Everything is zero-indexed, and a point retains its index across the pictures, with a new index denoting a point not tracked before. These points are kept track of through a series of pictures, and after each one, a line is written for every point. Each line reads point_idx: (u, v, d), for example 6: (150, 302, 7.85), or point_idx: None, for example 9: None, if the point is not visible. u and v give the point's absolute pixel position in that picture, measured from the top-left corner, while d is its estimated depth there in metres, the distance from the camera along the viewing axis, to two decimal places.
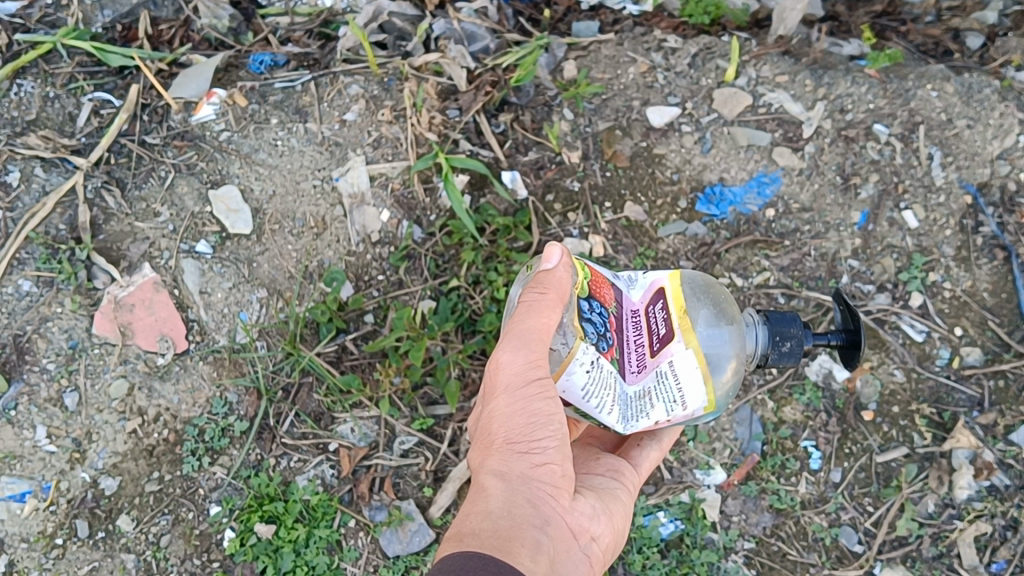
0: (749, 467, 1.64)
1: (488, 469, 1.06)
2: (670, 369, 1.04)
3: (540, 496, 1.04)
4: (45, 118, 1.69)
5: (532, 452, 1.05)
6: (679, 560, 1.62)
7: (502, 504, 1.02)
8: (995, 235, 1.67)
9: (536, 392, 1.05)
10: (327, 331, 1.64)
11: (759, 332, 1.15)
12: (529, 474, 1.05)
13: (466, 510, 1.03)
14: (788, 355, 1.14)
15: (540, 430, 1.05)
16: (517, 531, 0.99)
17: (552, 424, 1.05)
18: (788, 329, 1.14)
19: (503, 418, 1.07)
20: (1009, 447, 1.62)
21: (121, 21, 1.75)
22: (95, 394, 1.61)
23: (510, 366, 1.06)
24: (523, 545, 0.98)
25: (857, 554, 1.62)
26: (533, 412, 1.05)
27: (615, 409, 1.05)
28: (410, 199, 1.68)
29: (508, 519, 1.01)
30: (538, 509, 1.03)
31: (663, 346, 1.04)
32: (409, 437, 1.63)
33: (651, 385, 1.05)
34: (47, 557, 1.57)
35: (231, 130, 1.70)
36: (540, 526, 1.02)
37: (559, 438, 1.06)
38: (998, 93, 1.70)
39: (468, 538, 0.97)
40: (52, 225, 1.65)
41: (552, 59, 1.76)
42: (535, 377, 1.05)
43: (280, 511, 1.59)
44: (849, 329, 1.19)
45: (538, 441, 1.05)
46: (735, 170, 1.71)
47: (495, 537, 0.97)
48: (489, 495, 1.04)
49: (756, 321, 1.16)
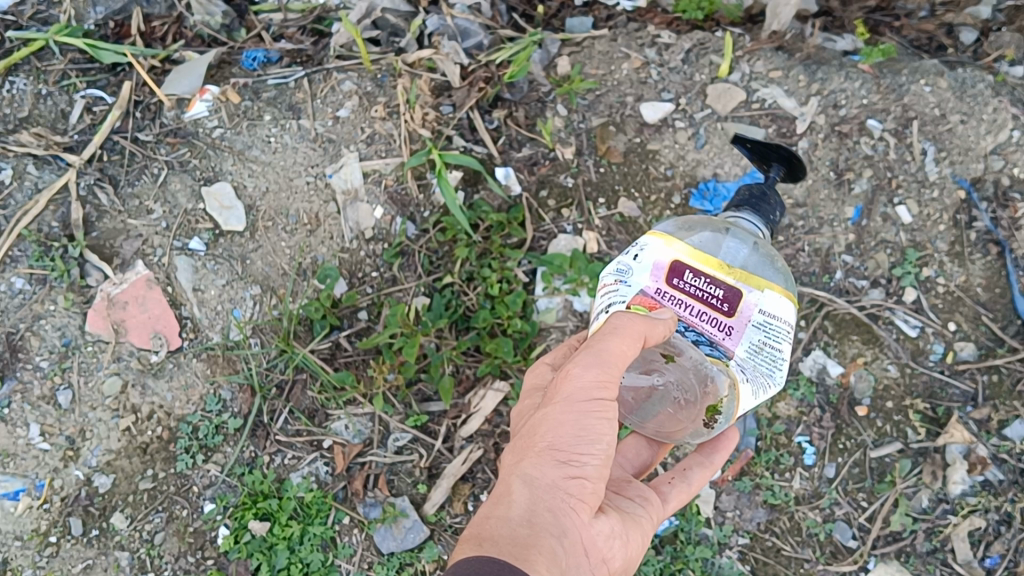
0: (743, 462, 1.64)
1: (520, 472, 1.06)
2: (765, 316, 1.11)
3: (565, 508, 1.04)
4: (38, 115, 1.69)
5: (570, 464, 1.05)
6: (674, 556, 1.62)
7: (524, 511, 1.04)
8: (988, 230, 1.67)
9: (593, 410, 1.05)
10: (321, 327, 1.63)
11: (750, 219, 1.19)
12: (559, 485, 1.04)
13: (488, 510, 1.06)
14: (776, 217, 1.22)
15: (586, 446, 1.05)
16: (533, 540, 1.01)
17: (601, 443, 1.05)
18: (768, 201, 1.21)
19: (550, 426, 1.06)
20: (1003, 441, 1.62)
21: (114, 17, 1.74)
22: (88, 392, 1.60)
23: (575, 381, 1.06)
24: (536, 557, 0.99)
25: (851, 550, 1.63)
26: (584, 428, 1.05)
27: (764, 375, 1.11)
28: (403, 195, 1.67)
29: (526, 527, 1.02)
30: (559, 521, 1.03)
31: (735, 303, 1.11)
32: (402, 434, 1.63)
33: (762, 338, 1.11)
34: (41, 555, 1.57)
35: (224, 127, 1.70)
36: (557, 536, 1.02)
37: (603, 458, 1.05)
38: (991, 88, 1.70)
39: (487, 542, 1.00)
40: (44, 222, 1.64)
41: (545, 55, 1.75)
42: (597, 395, 1.05)
43: (274, 508, 1.59)
44: (778, 158, 1.27)
45: (580, 454, 1.04)
46: (729, 166, 1.70)
47: (511, 544, 0.99)
48: (513, 499, 1.05)
49: (739, 214, 1.21)
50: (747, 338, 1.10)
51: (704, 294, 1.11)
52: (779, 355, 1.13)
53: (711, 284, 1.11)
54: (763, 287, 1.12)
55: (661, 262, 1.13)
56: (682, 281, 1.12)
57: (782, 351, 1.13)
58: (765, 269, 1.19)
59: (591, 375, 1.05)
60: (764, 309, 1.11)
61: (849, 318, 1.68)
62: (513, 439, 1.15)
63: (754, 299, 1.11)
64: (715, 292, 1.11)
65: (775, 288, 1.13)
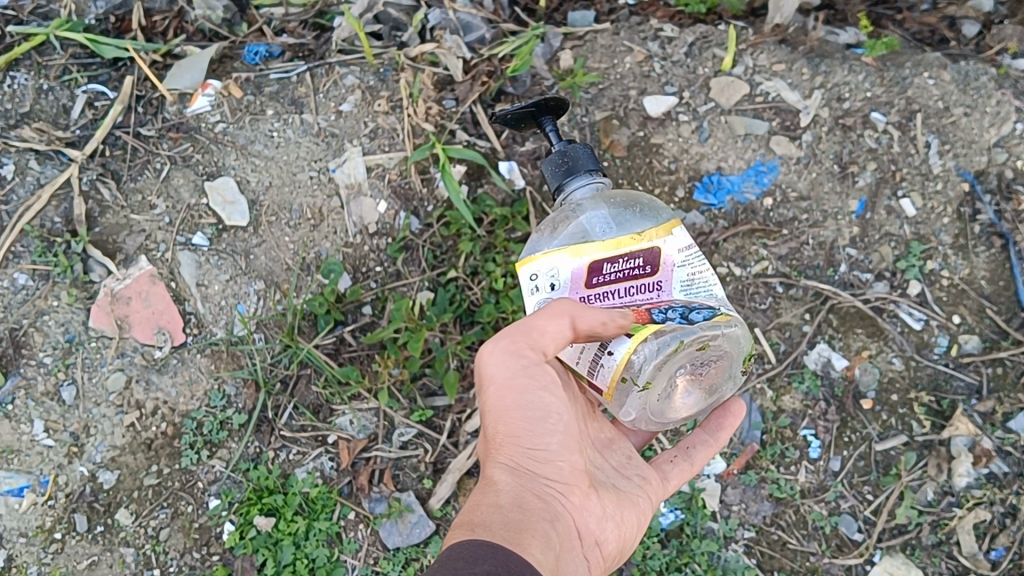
0: (748, 456, 1.64)
1: (495, 463, 1.13)
2: (682, 254, 1.16)
3: (549, 492, 1.12)
4: (39, 110, 1.68)
5: (536, 447, 1.13)
6: (679, 550, 1.61)
7: (512, 498, 1.10)
8: (992, 222, 1.67)
9: (528, 385, 1.12)
10: (325, 322, 1.63)
11: (580, 182, 1.21)
12: (534, 470, 1.12)
13: (478, 500, 1.10)
14: (591, 162, 1.22)
15: (542, 423, 1.13)
16: (526, 523, 1.06)
17: (552, 415, 1.13)
18: (577, 158, 1.21)
19: (500, 419, 1.13)
20: (1007, 434, 1.62)
21: (114, 12, 1.72)
22: (92, 388, 1.60)
23: (500, 363, 1.13)
24: (529, 538, 1.04)
25: (856, 543, 1.62)
26: (529, 406, 1.12)
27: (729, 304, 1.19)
28: (407, 189, 1.67)
29: (518, 512, 1.08)
30: (546, 504, 1.10)
31: (655, 260, 1.14)
32: (407, 429, 1.62)
33: (700, 270, 1.17)
34: (46, 551, 1.56)
35: (226, 122, 1.69)
36: (549, 520, 1.09)
37: (561, 431, 1.14)
38: (994, 81, 1.70)
39: (480, 527, 1.03)
40: (47, 218, 1.64)
41: (548, 49, 1.75)
42: (521, 370, 1.12)
43: (279, 503, 1.58)
44: (538, 115, 1.29)
45: (544, 439, 1.13)
46: (732, 159, 1.71)
47: (505, 528, 1.04)
48: (499, 489, 1.11)
49: (568, 187, 1.21)
50: (676, 281, 1.14)
51: (629, 275, 1.14)
52: (706, 281, 1.17)
53: (635, 257, 1.13)
54: (659, 229, 1.15)
55: (577, 272, 1.12)
56: (602, 278, 1.13)
57: (707, 276, 1.17)
58: (631, 217, 1.22)
59: (513, 355, 1.12)
60: (682, 249, 1.15)
61: (854, 311, 1.68)
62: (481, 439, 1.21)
63: (667, 246, 1.15)
64: (635, 263, 1.13)
65: (671, 223, 1.16)
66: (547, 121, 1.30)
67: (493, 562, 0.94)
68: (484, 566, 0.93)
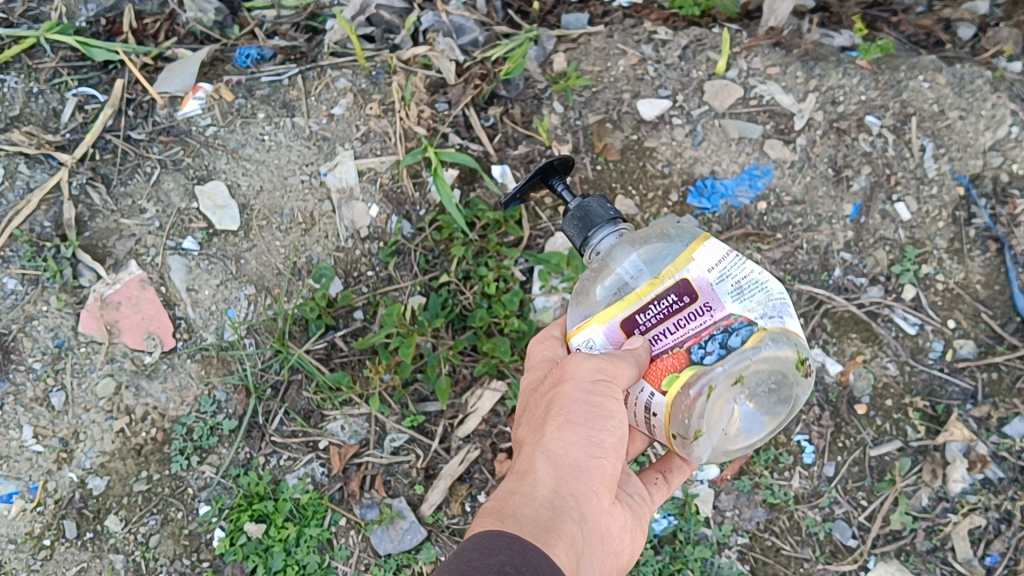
0: (742, 461, 1.63)
1: (541, 452, 1.09)
2: (715, 270, 1.07)
3: (585, 490, 1.07)
4: (29, 114, 1.67)
5: (589, 443, 1.08)
6: (672, 556, 1.60)
7: (547, 493, 1.06)
8: (987, 227, 1.66)
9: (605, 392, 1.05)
10: (316, 327, 1.62)
11: (605, 235, 1.16)
12: (580, 466, 1.08)
13: (512, 488, 1.07)
14: (611, 211, 1.18)
15: (602, 423, 1.08)
16: (555, 522, 1.02)
17: (615, 420, 1.09)
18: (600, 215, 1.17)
19: (563, 406, 1.09)
20: (1002, 439, 1.61)
21: (106, 15, 1.72)
22: (81, 394, 1.59)
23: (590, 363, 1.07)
24: (558, 538, 1.00)
25: (850, 549, 1.62)
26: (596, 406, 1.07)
27: (784, 306, 1.10)
28: (399, 193, 1.66)
29: (548, 509, 1.04)
30: (579, 504, 1.06)
31: (688, 290, 1.06)
32: (399, 435, 1.62)
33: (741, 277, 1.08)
34: (34, 558, 1.55)
35: (217, 125, 1.68)
36: (577, 521, 1.05)
37: (617, 436, 1.09)
38: (990, 83, 1.69)
39: (510, 520, 1.01)
40: (36, 222, 1.62)
41: (542, 52, 1.74)
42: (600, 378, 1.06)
43: (270, 510, 1.57)
44: (546, 177, 1.24)
45: (597, 434, 1.08)
46: (726, 163, 1.70)
47: (534, 525, 1.00)
48: (537, 479, 1.07)
49: (595, 246, 1.17)
50: (721, 296, 1.05)
51: (669, 313, 1.06)
52: (752, 283, 1.08)
53: (665, 296, 1.06)
54: (683, 261, 1.07)
55: (613, 333, 1.08)
56: (642, 328, 1.07)
57: (751, 278, 1.08)
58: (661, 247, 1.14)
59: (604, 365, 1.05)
60: (714, 266, 1.07)
61: (848, 316, 1.66)
62: (528, 417, 1.17)
63: (694, 271, 1.07)
64: (669, 301, 1.06)
65: (696, 246, 1.09)
66: (558, 179, 1.24)
67: (512, 555, 0.93)
68: (498, 558, 0.91)
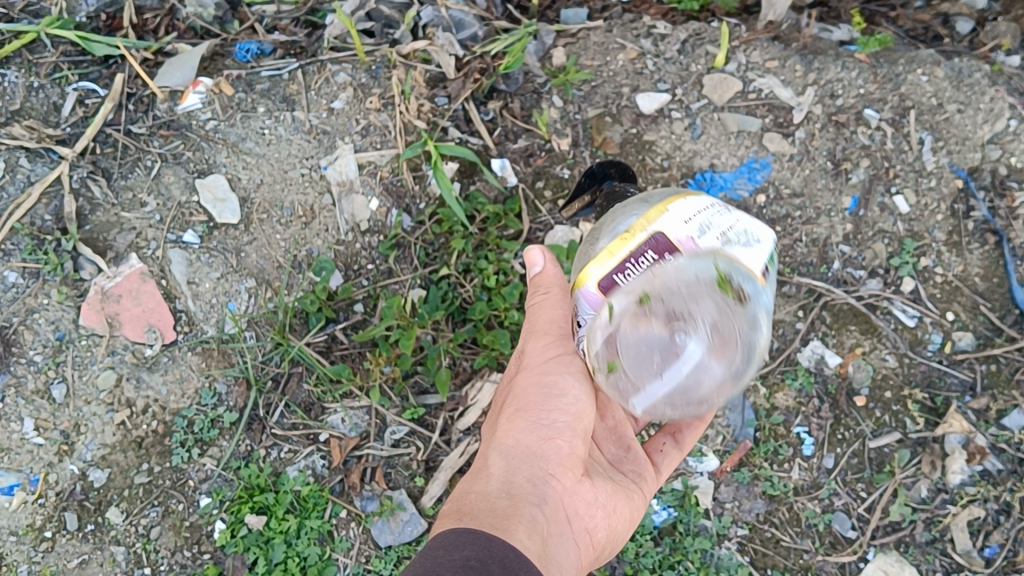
0: (741, 453, 1.64)
1: (494, 448, 1.14)
2: (693, 221, 1.06)
3: (543, 473, 1.11)
4: (29, 108, 1.68)
5: (541, 425, 1.14)
6: (672, 548, 1.60)
7: (502, 484, 1.09)
8: (986, 219, 1.67)
9: (553, 369, 1.16)
10: (316, 320, 1.62)
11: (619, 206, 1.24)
12: (534, 450, 1.12)
13: (467, 487, 1.10)
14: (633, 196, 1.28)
15: (552, 403, 1.15)
16: (513, 509, 1.04)
17: (566, 397, 1.15)
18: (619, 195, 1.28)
19: (515, 397, 1.18)
20: (1001, 431, 1.61)
21: (106, 10, 1.72)
22: (82, 386, 1.59)
23: (533, 350, 1.18)
24: (517, 522, 1.02)
25: (850, 540, 1.62)
26: (548, 387, 1.15)
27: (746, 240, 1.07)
28: (399, 187, 1.66)
29: (506, 498, 1.06)
30: (538, 488, 1.09)
31: (665, 245, 1.05)
32: (399, 427, 1.62)
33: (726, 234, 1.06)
34: (36, 550, 1.56)
35: (217, 119, 1.68)
36: (538, 505, 1.07)
37: (572, 414, 1.15)
38: (988, 77, 1.70)
39: (467, 515, 1.01)
40: (37, 216, 1.63)
41: (540, 46, 1.74)
42: (548, 358, 1.16)
43: (270, 501, 1.57)
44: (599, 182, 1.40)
45: (548, 414, 1.14)
46: (725, 156, 1.70)
47: (492, 516, 1.02)
48: (490, 475, 1.11)
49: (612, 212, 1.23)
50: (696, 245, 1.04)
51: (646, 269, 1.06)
52: (730, 228, 1.07)
53: (642, 250, 1.05)
54: (659, 216, 1.07)
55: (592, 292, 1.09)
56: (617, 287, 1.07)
57: (731, 225, 1.07)
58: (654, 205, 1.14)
59: (544, 342, 1.17)
60: (686, 221, 1.06)
61: (847, 308, 1.67)
62: (489, 423, 1.23)
63: (669, 224, 1.06)
64: (642, 255, 1.05)
65: (677, 201, 1.09)
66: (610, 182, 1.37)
67: (474, 549, 0.92)
68: (462, 553, 0.91)
